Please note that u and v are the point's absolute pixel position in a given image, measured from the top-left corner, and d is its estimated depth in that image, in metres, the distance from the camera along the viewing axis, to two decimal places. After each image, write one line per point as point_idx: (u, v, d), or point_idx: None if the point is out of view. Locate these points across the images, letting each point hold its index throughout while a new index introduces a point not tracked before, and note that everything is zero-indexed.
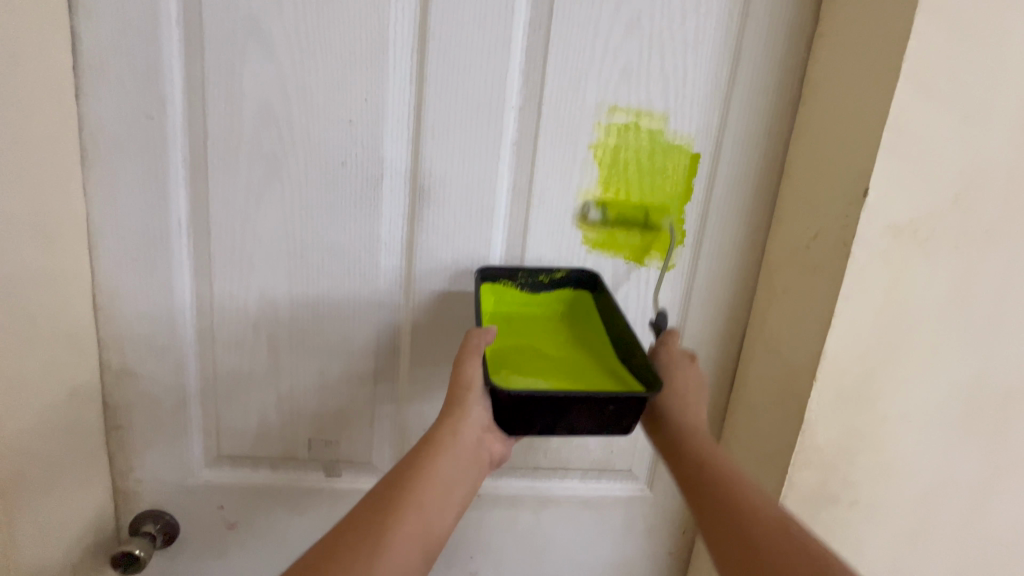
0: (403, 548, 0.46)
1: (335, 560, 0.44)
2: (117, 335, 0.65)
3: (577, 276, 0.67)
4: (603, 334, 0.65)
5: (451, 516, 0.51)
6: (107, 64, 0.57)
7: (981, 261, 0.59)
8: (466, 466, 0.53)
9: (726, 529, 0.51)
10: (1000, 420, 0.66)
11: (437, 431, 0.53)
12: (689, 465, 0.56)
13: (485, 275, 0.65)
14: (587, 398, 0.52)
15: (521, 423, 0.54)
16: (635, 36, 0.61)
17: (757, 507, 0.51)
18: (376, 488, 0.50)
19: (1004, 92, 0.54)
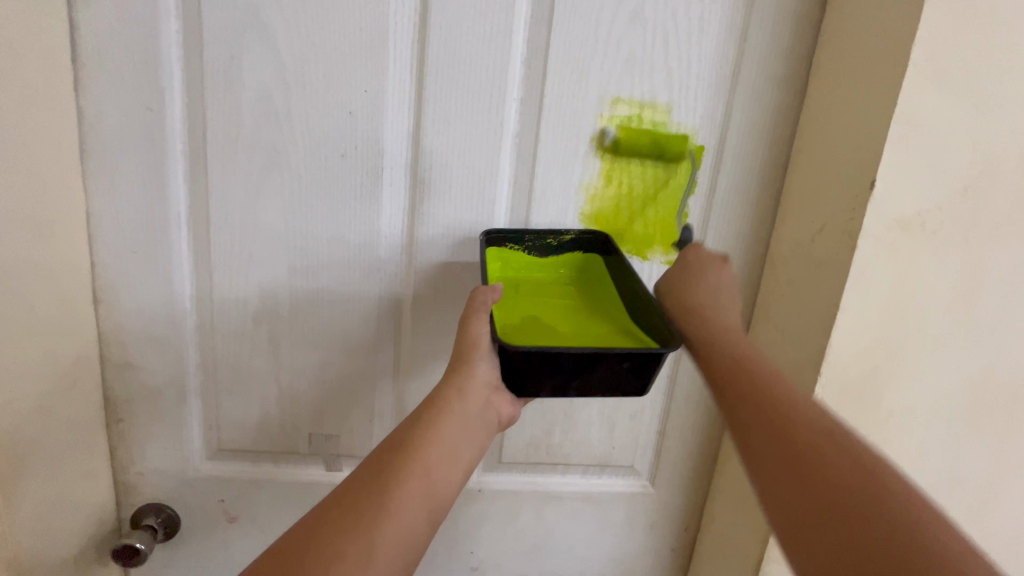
0: (406, 513, 0.44)
1: (334, 525, 0.43)
2: (117, 328, 0.65)
3: (586, 240, 0.65)
4: (615, 298, 0.64)
5: (458, 478, 0.48)
6: (106, 55, 0.56)
7: (990, 254, 0.58)
8: (474, 424, 0.51)
9: (760, 424, 0.45)
10: (1006, 418, 0.66)
11: (443, 390, 0.50)
12: (720, 360, 0.50)
13: (491, 239, 0.64)
14: (600, 355, 0.51)
15: (532, 383, 0.54)
16: (639, 26, 0.60)
17: (795, 407, 0.45)
18: (379, 449, 0.48)
19: (1015, 83, 0.53)
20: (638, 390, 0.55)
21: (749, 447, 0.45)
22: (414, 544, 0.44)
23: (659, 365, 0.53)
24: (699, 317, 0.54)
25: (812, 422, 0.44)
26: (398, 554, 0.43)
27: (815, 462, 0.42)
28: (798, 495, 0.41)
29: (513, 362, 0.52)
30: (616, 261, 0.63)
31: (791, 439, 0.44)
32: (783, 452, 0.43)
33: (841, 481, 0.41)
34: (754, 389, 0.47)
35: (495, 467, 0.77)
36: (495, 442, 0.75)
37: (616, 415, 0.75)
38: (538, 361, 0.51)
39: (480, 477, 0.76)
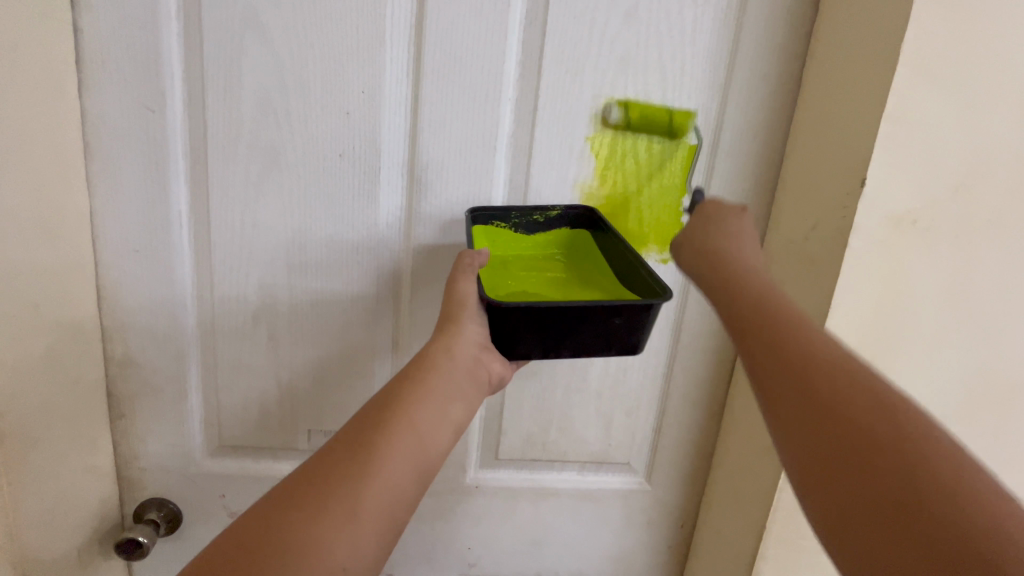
0: (397, 464, 0.45)
1: (325, 473, 0.43)
2: (119, 326, 0.66)
3: (571, 215, 0.66)
4: (603, 267, 0.65)
5: (448, 433, 0.50)
6: (108, 58, 0.58)
7: (983, 251, 0.58)
8: (462, 384, 0.53)
9: (782, 368, 0.41)
10: (1000, 414, 0.66)
11: (431, 351, 0.53)
12: (740, 303, 0.46)
13: (476, 217, 0.64)
14: (590, 310, 0.53)
15: (524, 344, 0.56)
16: (633, 26, 0.61)
17: (823, 351, 0.41)
18: (368, 405, 0.49)
19: (1006, 81, 0.53)
20: (631, 348, 0.57)
21: (771, 392, 0.42)
22: (405, 496, 0.45)
23: (650, 318, 0.55)
24: (718, 262, 0.50)
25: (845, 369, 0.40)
26: (388, 504, 0.43)
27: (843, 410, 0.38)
28: (824, 443, 0.38)
29: (504, 322, 0.54)
30: (602, 233, 0.64)
31: (817, 384, 0.40)
32: (808, 399, 0.39)
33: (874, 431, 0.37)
34: (778, 330, 0.43)
35: (493, 464, 0.77)
36: (492, 439, 0.76)
37: (612, 412, 0.75)
38: (529, 317, 0.53)
39: (477, 473, 0.77)
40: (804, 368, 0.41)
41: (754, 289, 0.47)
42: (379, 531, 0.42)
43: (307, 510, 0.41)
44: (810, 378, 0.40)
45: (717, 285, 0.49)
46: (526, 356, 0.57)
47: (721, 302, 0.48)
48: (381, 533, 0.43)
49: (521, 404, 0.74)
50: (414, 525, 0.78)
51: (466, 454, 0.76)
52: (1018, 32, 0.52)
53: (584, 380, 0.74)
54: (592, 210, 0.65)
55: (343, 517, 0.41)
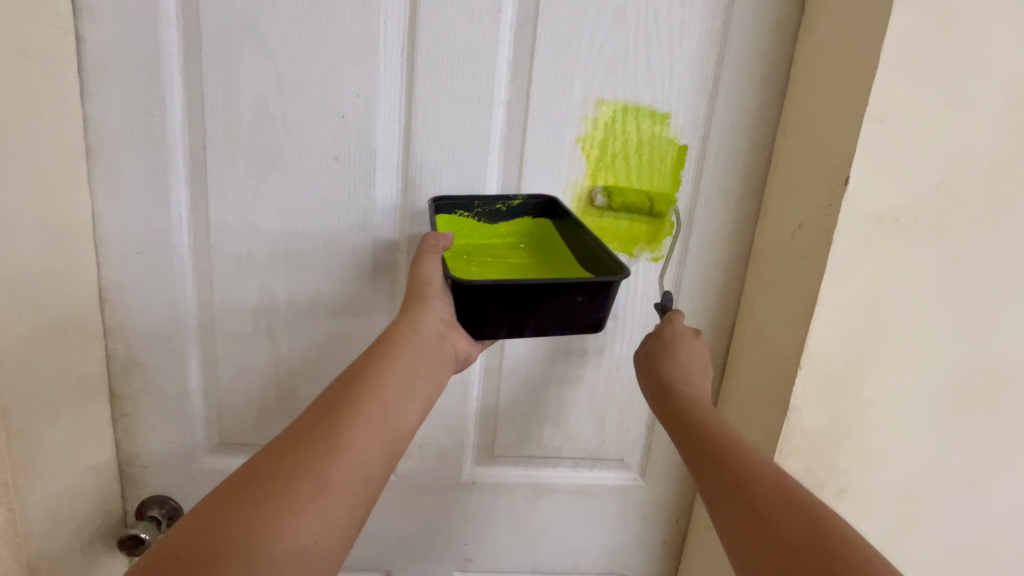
0: (364, 443, 0.45)
1: (291, 456, 0.43)
2: (121, 327, 0.67)
3: (533, 204, 0.66)
4: (566, 254, 0.65)
5: (417, 411, 0.50)
6: (109, 65, 0.59)
7: (968, 246, 0.60)
8: (430, 361, 0.53)
9: (724, 493, 0.47)
10: (988, 407, 0.67)
11: (397, 329, 0.53)
12: (687, 429, 0.52)
13: (440, 207, 0.64)
14: (553, 287, 0.54)
15: (490, 323, 0.56)
16: (621, 29, 0.62)
17: (756, 472, 0.47)
18: (334, 386, 0.49)
19: (985, 80, 0.54)
20: (593, 325, 0.58)
21: (721, 516, 0.47)
22: (373, 474, 0.45)
23: (610, 295, 0.56)
24: (673, 393, 0.56)
25: (778, 491, 0.45)
26: (356, 482, 0.44)
27: (778, 527, 0.43)
28: (767, 564, 0.42)
29: (471, 301, 0.55)
30: (563, 220, 0.64)
31: (755, 504, 0.45)
32: (749, 521, 0.45)
33: (807, 549, 0.42)
34: (719, 455, 0.49)
35: (489, 461, 0.78)
36: (488, 435, 0.77)
37: (606, 408, 0.77)
38: (494, 296, 0.54)
39: (474, 469, 0.79)
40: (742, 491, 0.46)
41: (701, 417, 0.53)
42: (347, 509, 0.43)
43: (273, 493, 0.41)
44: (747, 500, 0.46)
45: (670, 413, 0.55)
46: (492, 334, 0.58)
47: (675, 434, 0.53)
48: (350, 511, 0.43)
49: (517, 401, 0.76)
50: (412, 521, 0.79)
51: (463, 451, 0.77)
52: (996, 32, 0.53)
53: (578, 377, 0.75)
54: (554, 200, 0.65)
55: (311, 496, 0.42)
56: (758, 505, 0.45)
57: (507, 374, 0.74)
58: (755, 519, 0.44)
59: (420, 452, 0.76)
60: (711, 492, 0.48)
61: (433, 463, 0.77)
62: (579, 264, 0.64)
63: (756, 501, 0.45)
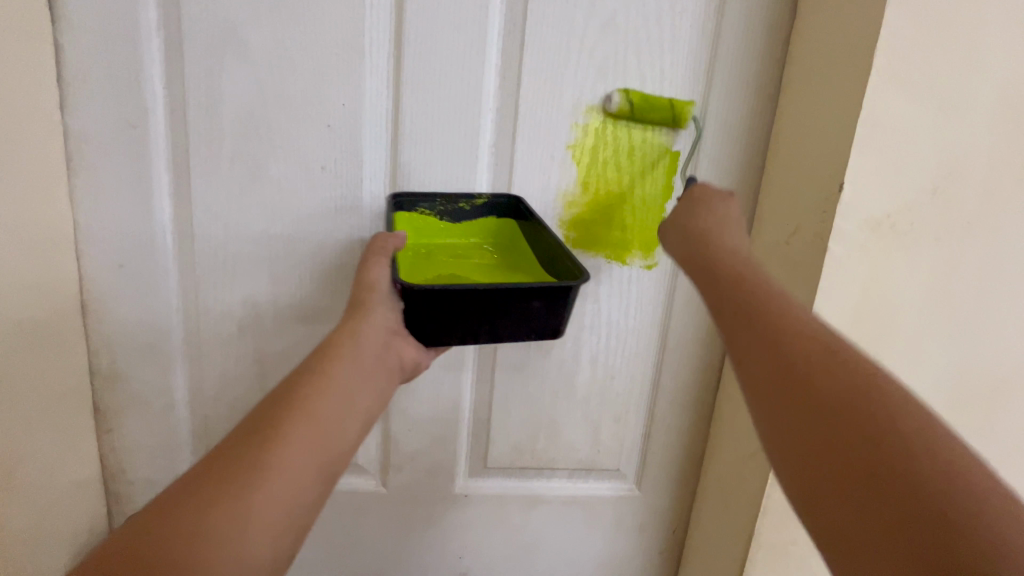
0: (290, 468, 0.40)
1: (204, 488, 0.38)
2: (104, 340, 0.66)
3: (497, 205, 0.65)
4: (529, 256, 0.64)
5: (355, 426, 0.46)
6: (90, 75, 0.58)
7: (963, 253, 0.59)
8: (372, 372, 0.49)
9: (756, 337, 0.41)
10: (987, 413, 0.66)
11: (335, 339, 0.49)
12: (721, 277, 0.45)
13: (400, 204, 0.63)
14: (508, 292, 0.52)
15: (440, 326, 0.54)
16: (611, 34, 0.61)
17: (799, 323, 0.40)
18: (259, 405, 0.44)
19: (980, 84, 0.54)
20: (552, 332, 0.57)
21: (749, 363, 0.41)
22: (304, 502, 0.41)
23: (570, 300, 0.55)
24: (702, 242, 0.49)
25: (822, 345, 0.39)
26: (282, 513, 0.39)
27: (817, 378, 0.37)
28: (795, 413, 0.37)
29: (421, 307, 0.53)
30: (526, 221, 0.63)
31: (791, 352, 0.39)
32: (782, 368, 0.38)
33: (846, 403, 0.36)
34: (755, 302, 0.42)
35: (482, 472, 0.77)
36: (481, 447, 0.76)
37: (600, 419, 0.75)
38: (443, 300, 0.52)
39: (467, 482, 0.77)
40: (778, 337, 0.40)
41: (736, 268, 0.45)
42: (275, 542, 0.39)
43: (181, 532, 0.36)
44: (783, 347, 0.39)
45: (700, 261, 0.48)
46: (440, 342, 0.56)
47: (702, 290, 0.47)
48: (276, 545, 0.39)
49: (509, 412, 0.74)
50: (404, 535, 0.78)
51: (455, 463, 0.76)
52: (990, 35, 0.52)
53: (572, 387, 0.74)
54: (518, 198, 0.64)
55: (227, 535, 0.37)
56: (795, 353, 0.39)
57: (499, 384, 0.73)
58: (791, 373, 0.38)
59: (411, 465, 0.75)
60: (740, 335, 0.42)
61: (425, 475, 0.76)
62: (541, 267, 0.63)
63: (795, 349, 0.39)
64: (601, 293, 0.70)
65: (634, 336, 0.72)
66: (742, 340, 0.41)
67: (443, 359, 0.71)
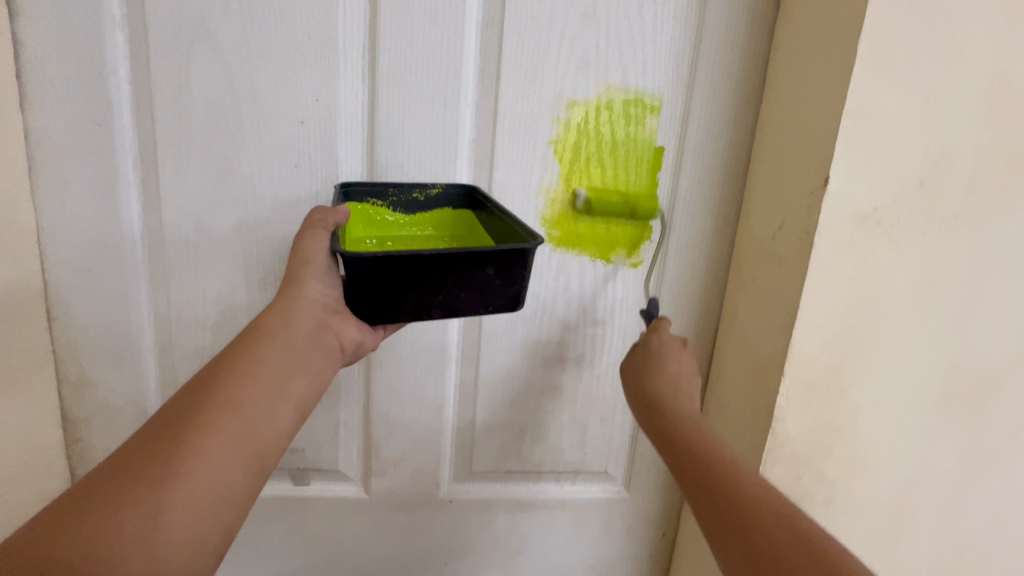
0: (213, 458, 0.41)
1: (113, 484, 0.38)
2: (72, 347, 0.64)
3: (453, 194, 0.62)
4: (485, 239, 0.60)
5: (288, 415, 0.47)
6: (51, 69, 0.56)
7: (950, 248, 0.58)
8: (306, 356, 0.49)
9: (717, 512, 0.42)
10: (977, 409, 0.65)
11: (264, 322, 0.49)
12: (676, 444, 0.48)
13: (350, 193, 0.59)
14: (455, 259, 0.50)
15: (392, 304, 0.52)
16: (592, 27, 0.60)
17: (750, 490, 0.42)
18: (180, 393, 0.44)
19: (966, 75, 0.53)
20: (511, 303, 0.55)
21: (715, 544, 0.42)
22: (230, 495, 0.41)
23: (524, 270, 0.53)
24: (659, 410, 0.51)
25: (774, 512, 0.41)
26: (203, 506, 0.40)
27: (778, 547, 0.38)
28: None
29: (368, 282, 0.50)
30: (484, 207, 0.60)
31: (748, 523, 0.40)
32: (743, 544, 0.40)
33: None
34: (708, 473, 0.44)
35: (467, 476, 0.76)
36: (465, 451, 0.74)
37: (588, 419, 0.74)
38: (393, 275, 0.50)
39: (452, 485, 0.76)
40: (736, 509, 0.41)
41: (691, 433, 0.48)
42: (193, 535, 0.39)
43: (87, 530, 0.36)
44: (740, 519, 0.41)
45: (656, 429, 0.50)
46: (386, 320, 0.53)
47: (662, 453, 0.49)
48: (196, 538, 0.39)
49: (494, 414, 0.73)
50: (388, 541, 0.76)
51: (440, 466, 0.74)
52: (976, 25, 0.51)
53: (557, 388, 0.72)
54: (473, 188, 0.61)
55: (141, 530, 0.37)
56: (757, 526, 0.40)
57: (483, 386, 0.71)
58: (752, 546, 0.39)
59: (394, 469, 0.73)
60: (699, 507, 0.43)
61: (408, 480, 0.74)
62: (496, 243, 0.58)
63: (751, 522, 0.40)
64: (586, 291, 0.68)
65: (620, 334, 0.70)
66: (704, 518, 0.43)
67: (425, 360, 0.69)
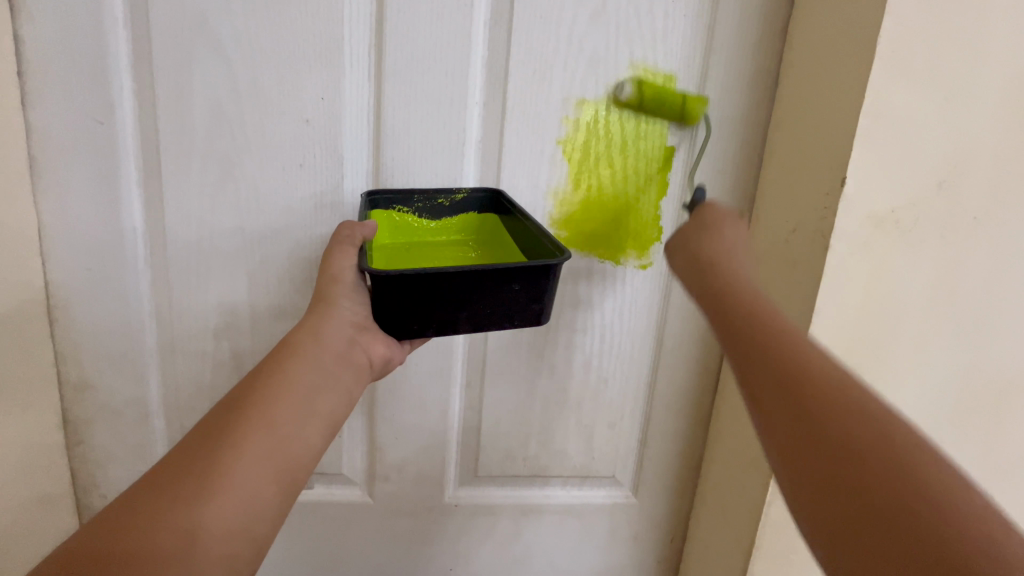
0: (246, 476, 0.41)
1: (148, 502, 0.38)
2: (72, 348, 0.63)
3: (477, 199, 0.61)
4: (512, 244, 0.60)
5: (318, 432, 0.46)
6: (52, 68, 0.55)
7: (968, 250, 0.56)
8: (334, 374, 0.49)
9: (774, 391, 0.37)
10: (995, 416, 0.64)
11: (295, 341, 0.49)
12: (725, 295, 0.43)
13: (375, 201, 0.59)
14: (482, 274, 0.49)
15: (413, 317, 0.51)
16: (602, 23, 0.59)
17: (800, 342, 0.39)
18: (215, 410, 0.44)
19: (987, 75, 0.51)
20: (535, 317, 0.54)
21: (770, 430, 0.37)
22: (261, 513, 0.41)
23: (552, 282, 0.52)
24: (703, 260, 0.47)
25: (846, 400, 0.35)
26: (236, 524, 0.39)
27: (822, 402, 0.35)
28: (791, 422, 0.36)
29: (393, 299, 0.49)
30: (508, 214, 0.59)
31: (792, 373, 0.37)
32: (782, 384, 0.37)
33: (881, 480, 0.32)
34: (770, 348, 0.39)
35: (472, 481, 0.74)
36: (470, 456, 0.73)
37: (595, 424, 0.73)
38: (418, 290, 0.49)
39: (457, 491, 0.74)
40: (800, 391, 0.36)
41: (751, 305, 0.42)
42: (226, 552, 0.38)
43: (122, 547, 0.36)
44: (803, 401, 0.36)
45: (711, 292, 0.45)
46: (411, 337, 0.53)
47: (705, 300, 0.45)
48: (229, 556, 0.38)
49: (500, 419, 0.71)
50: (391, 547, 0.75)
51: (444, 471, 0.73)
52: (998, 24, 0.50)
53: (563, 392, 0.71)
54: (498, 192, 0.61)
55: (176, 547, 0.37)
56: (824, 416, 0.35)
57: (489, 390, 0.70)
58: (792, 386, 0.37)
59: (398, 475, 0.72)
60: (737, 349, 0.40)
61: (413, 485, 0.73)
62: (522, 254, 0.58)
63: (816, 405, 0.35)
64: (593, 294, 0.67)
65: (627, 338, 0.69)
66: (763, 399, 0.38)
67: (430, 364, 0.68)
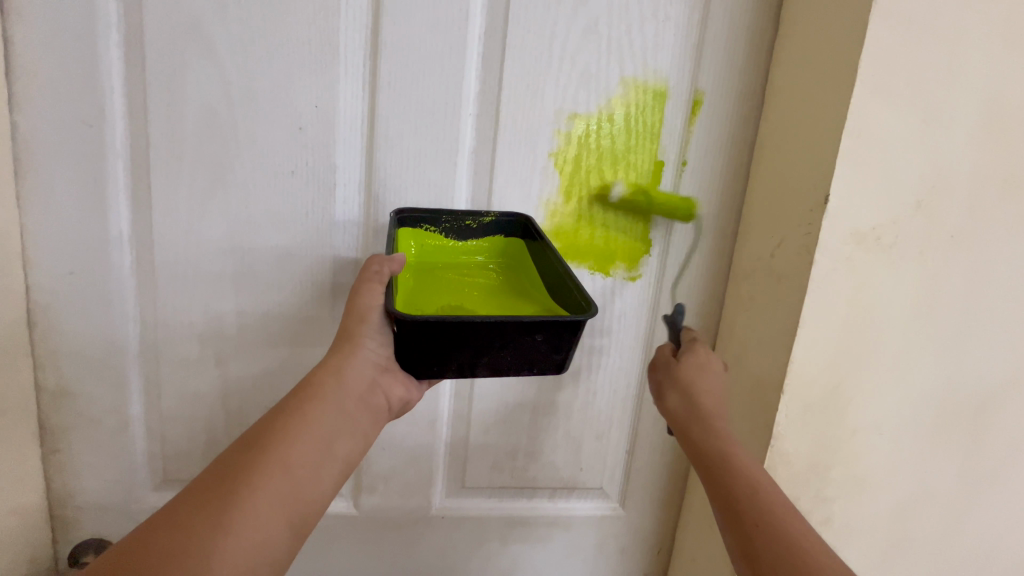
0: (259, 520, 0.40)
1: (162, 537, 0.38)
2: (52, 354, 0.61)
3: (505, 222, 0.62)
4: (535, 277, 0.60)
5: (331, 477, 0.46)
6: (40, 70, 0.54)
7: (947, 267, 0.58)
8: (353, 416, 0.49)
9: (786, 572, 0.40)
10: (974, 430, 0.65)
11: (318, 379, 0.49)
12: (705, 447, 0.49)
13: (403, 219, 0.60)
14: (508, 328, 0.49)
15: (427, 357, 0.50)
16: (594, 40, 0.60)
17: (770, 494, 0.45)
18: (235, 446, 0.44)
19: (960, 99, 0.53)
20: (556, 366, 0.53)
21: None
22: (269, 557, 0.40)
23: (575, 337, 0.51)
24: (687, 393, 0.53)
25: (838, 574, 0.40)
26: (246, 568, 0.39)
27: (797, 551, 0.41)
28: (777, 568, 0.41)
29: (413, 339, 0.49)
30: (534, 241, 0.60)
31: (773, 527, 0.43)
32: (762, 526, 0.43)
33: None
34: (767, 514, 0.43)
35: (459, 493, 0.74)
36: (458, 467, 0.72)
37: (583, 434, 0.73)
38: (440, 336, 0.48)
39: (444, 502, 0.74)
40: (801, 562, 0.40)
41: (738, 461, 0.47)
42: None
43: None
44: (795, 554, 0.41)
45: (706, 453, 0.49)
46: (428, 377, 0.53)
47: (684, 427, 0.51)
48: None
49: (488, 430, 0.71)
50: (376, 560, 0.74)
51: (431, 482, 0.72)
52: (970, 51, 0.52)
53: (553, 402, 0.71)
54: (527, 219, 0.61)
55: None
56: None
57: (478, 401, 0.70)
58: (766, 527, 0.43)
59: (385, 485, 0.71)
60: (723, 496, 0.46)
61: (399, 496, 0.72)
62: (547, 295, 0.58)
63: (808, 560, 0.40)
64: None
65: (616, 349, 0.70)
66: (763, 560, 0.41)
67: None
